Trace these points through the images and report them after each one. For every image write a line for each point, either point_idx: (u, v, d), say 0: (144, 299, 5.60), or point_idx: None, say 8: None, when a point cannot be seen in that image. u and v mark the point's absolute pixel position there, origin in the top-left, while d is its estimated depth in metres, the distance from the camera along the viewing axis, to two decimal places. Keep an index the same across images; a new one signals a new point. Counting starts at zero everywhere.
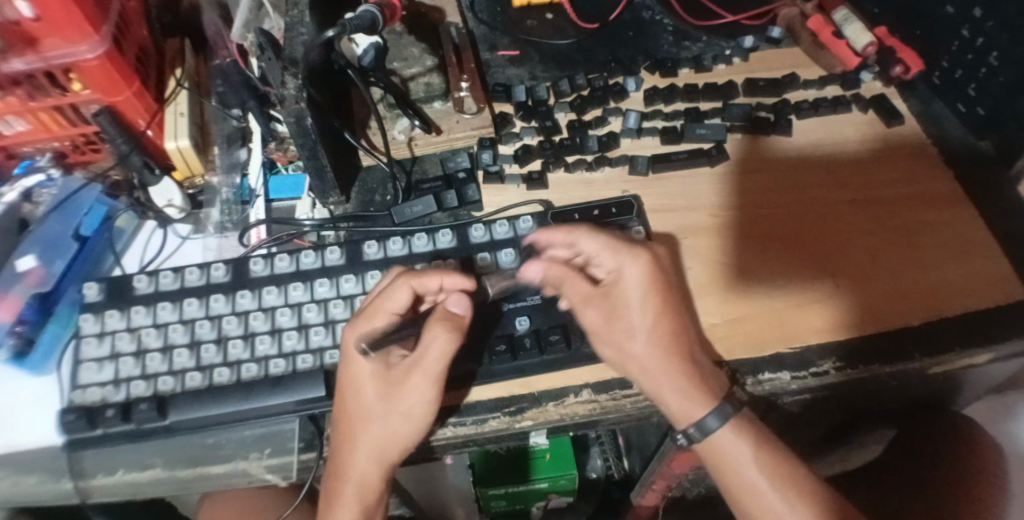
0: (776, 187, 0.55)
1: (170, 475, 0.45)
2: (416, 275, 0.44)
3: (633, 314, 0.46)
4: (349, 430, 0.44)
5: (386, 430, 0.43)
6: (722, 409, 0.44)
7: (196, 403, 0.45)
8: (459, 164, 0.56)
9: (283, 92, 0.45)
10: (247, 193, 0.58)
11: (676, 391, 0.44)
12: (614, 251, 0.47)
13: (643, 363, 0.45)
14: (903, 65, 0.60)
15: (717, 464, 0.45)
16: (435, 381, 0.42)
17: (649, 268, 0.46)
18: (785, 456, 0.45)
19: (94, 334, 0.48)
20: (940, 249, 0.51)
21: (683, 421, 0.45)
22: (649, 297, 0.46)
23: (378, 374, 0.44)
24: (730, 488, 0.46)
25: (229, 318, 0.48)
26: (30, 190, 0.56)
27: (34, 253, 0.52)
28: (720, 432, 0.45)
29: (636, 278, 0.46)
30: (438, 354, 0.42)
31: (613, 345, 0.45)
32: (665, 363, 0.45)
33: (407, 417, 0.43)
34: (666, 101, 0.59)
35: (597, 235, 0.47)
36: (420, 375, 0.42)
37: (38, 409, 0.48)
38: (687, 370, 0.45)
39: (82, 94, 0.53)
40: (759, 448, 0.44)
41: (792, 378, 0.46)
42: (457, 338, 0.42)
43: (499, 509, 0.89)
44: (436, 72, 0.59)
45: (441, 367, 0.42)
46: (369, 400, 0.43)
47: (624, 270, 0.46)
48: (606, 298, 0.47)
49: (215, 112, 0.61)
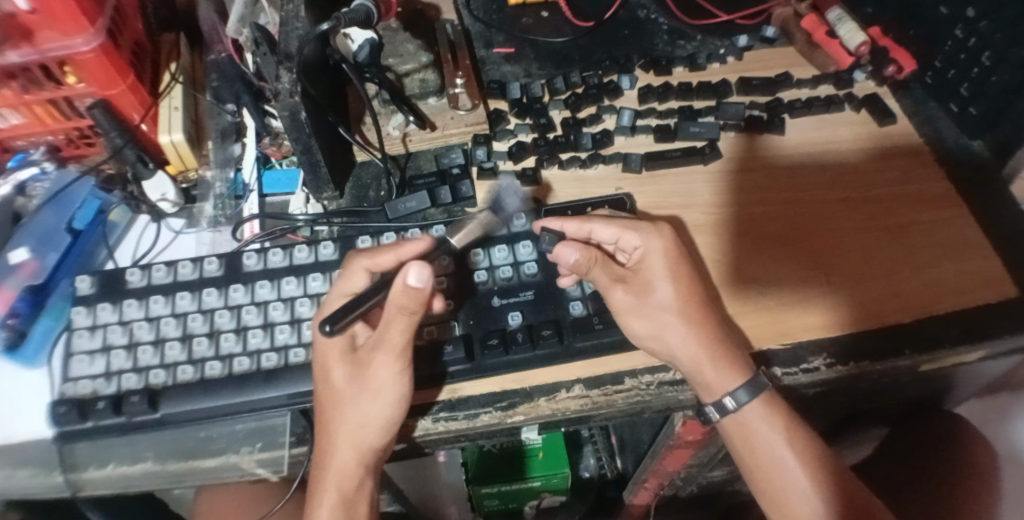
0: (772, 185, 0.56)
1: (162, 469, 0.45)
2: (371, 255, 0.45)
3: (662, 285, 0.47)
4: (337, 425, 0.43)
5: (361, 420, 0.42)
6: (755, 382, 0.45)
7: (188, 396, 0.45)
8: (453, 161, 0.56)
9: (279, 86, 0.46)
10: (241, 188, 0.58)
11: (711, 360, 0.45)
12: (635, 230, 0.48)
13: (668, 336, 0.45)
14: (896, 65, 0.60)
15: (744, 442, 0.47)
16: (398, 354, 0.42)
17: (672, 242, 0.48)
18: (807, 439, 0.47)
19: (86, 327, 0.48)
20: (934, 249, 0.52)
21: (717, 392, 0.45)
22: (676, 267, 0.47)
23: (346, 359, 0.44)
24: (752, 469, 0.47)
25: (221, 312, 0.48)
26: (24, 183, 0.56)
27: (28, 246, 0.52)
28: (751, 411, 0.46)
29: (660, 251, 0.47)
30: (397, 329, 0.41)
31: (647, 321, 0.46)
32: (693, 339, 0.45)
33: (383, 400, 0.42)
34: (660, 99, 0.59)
35: (612, 220, 0.49)
36: (381, 352, 0.42)
37: (31, 401, 0.49)
38: (689, 357, 0.45)
39: (77, 87, 0.53)
40: (789, 429, 0.46)
41: (782, 374, 0.47)
42: (416, 311, 0.40)
43: (493, 508, 0.89)
44: (432, 69, 0.57)
45: (404, 340, 0.41)
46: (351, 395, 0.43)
47: (648, 245, 0.47)
48: (635, 276, 0.48)
49: (210, 108, 0.61)
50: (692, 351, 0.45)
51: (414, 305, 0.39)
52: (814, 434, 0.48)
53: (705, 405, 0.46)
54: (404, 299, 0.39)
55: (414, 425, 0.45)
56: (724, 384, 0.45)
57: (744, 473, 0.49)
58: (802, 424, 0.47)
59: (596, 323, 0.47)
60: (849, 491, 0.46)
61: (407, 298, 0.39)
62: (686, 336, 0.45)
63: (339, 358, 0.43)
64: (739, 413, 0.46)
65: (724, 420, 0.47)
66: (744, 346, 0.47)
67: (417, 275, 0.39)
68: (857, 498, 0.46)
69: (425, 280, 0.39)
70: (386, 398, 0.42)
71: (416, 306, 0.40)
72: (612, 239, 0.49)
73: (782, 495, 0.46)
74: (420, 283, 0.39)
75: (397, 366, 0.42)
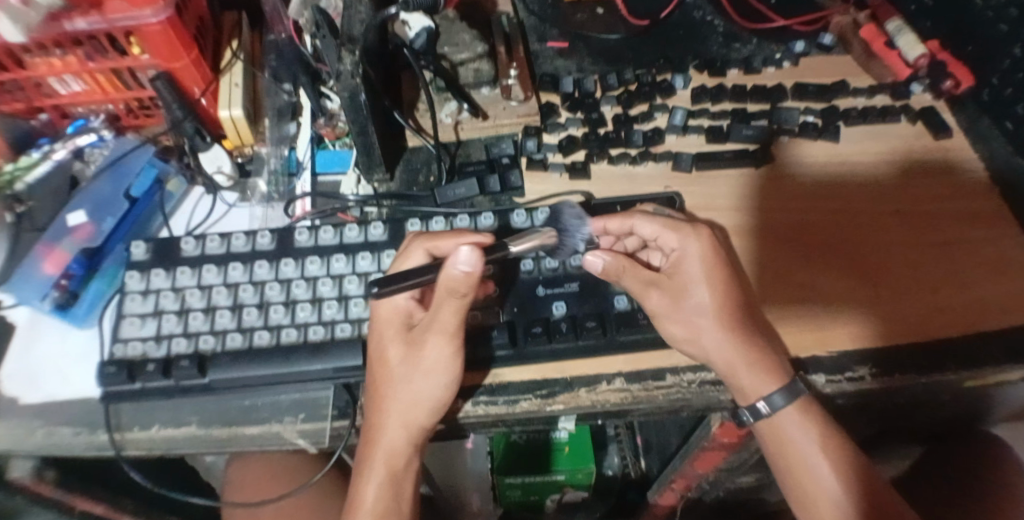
0: (821, 192, 0.55)
1: (206, 434, 0.46)
2: (432, 238, 0.46)
3: (697, 289, 0.46)
4: (382, 398, 0.44)
5: (411, 395, 0.43)
6: (792, 387, 0.45)
7: (236, 363, 0.46)
8: (503, 150, 0.56)
9: (339, 67, 0.46)
10: (295, 165, 0.59)
11: (746, 363, 0.45)
12: (674, 230, 0.48)
13: (705, 340, 0.45)
14: (952, 80, 0.59)
15: (778, 444, 0.46)
16: (450, 336, 0.42)
17: (710, 245, 0.47)
18: (842, 445, 0.46)
19: (138, 291, 0.50)
20: (983, 268, 0.51)
21: (751, 396, 0.45)
22: (712, 271, 0.47)
23: (402, 336, 0.44)
24: (786, 472, 0.47)
25: (271, 285, 0.49)
26: (82, 149, 0.58)
27: (86, 210, 0.54)
28: (786, 416, 0.45)
29: (698, 255, 0.47)
30: (449, 310, 0.41)
31: (683, 324, 0.45)
32: (727, 343, 0.45)
33: (432, 378, 0.43)
34: (713, 100, 0.59)
35: (655, 217, 0.48)
36: (434, 332, 0.42)
37: (79, 360, 0.50)
38: (736, 356, 0.45)
39: (141, 58, 0.54)
40: (822, 433, 0.46)
41: (826, 383, 0.46)
42: (466, 294, 0.40)
43: (514, 500, 0.89)
44: (486, 59, 0.58)
45: (457, 322, 0.41)
46: (401, 373, 0.43)
47: (685, 248, 0.47)
48: (670, 280, 0.47)
49: (268, 86, 0.62)
50: (733, 351, 0.45)
51: (465, 288, 0.39)
52: (849, 440, 0.47)
53: (741, 409, 0.46)
54: (455, 282, 0.39)
55: (452, 407, 0.46)
56: (759, 387, 0.44)
57: (776, 476, 0.49)
58: (837, 429, 0.47)
59: (641, 318, 0.47)
60: (883, 500, 0.45)
61: (457, 282, 0.39)
62: (718, 343, 0.45)
63: (396, 336, 0.44)
64: (771, 417, 0.45)
65: (758, 423, 0.47)
66: (783, 353, 0.47)
67: (464, 259, 0.38)
68: (886, 502, 0.45)
69: (475, 266, 0.38)
70: (431, 372, 0.43)
71: (466, 290, 0.39)
72: (652, 237, 0.49)
73: (811, 498, 0.46)
74: (470, 268, 0.38)
75: (449, 343, 0.42)
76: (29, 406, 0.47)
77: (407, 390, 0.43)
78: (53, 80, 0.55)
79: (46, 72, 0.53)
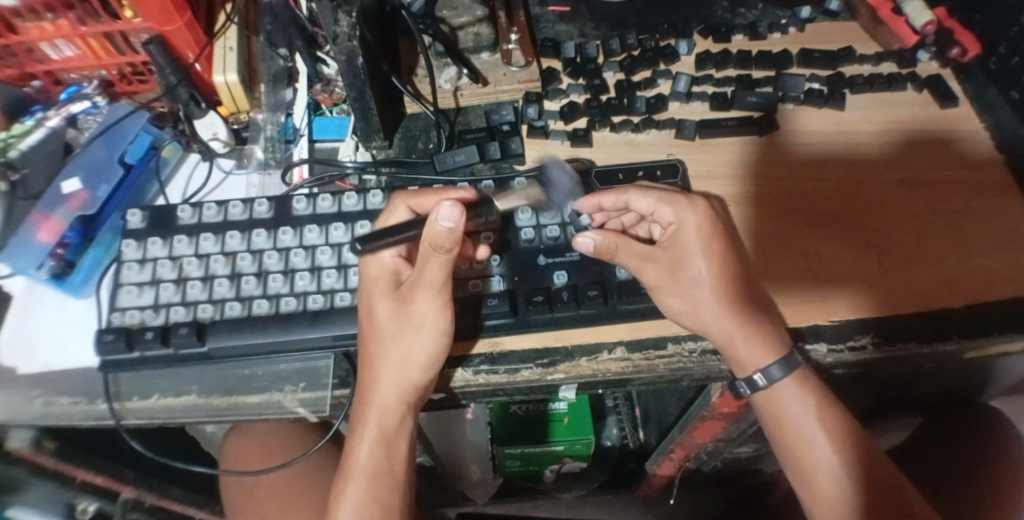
0: (827, 162, 0.54)
1: (205, 402, 0.46)
2: (413, 195, 0.46)
3: (697, 261, 0.46)
4: (374, 359, 0.43)
5: (402, 350, 0.43)
6: (789, 359, 0.45)
7: (235, 331, 0.46)
8: (503, 117, 0.55)
9: (336, 29, 0.45)
10: (291, 132, 0.58)
11: (745, 334, 0.45)
12: (669, 204, 0.47)
13: (701, 314, 0.45)
14: (960, 47, 0.57)
15: (776, 416, 0.46)
16: (439, 289, 0.42)
17: (706, 217, 0.46)
18: (841, 417, 0.46)
19: (135, 260, 0.49)
20: (986, 238, 0.50)
21: (749, 368, 0.45)
22: (711, 244, 0.46)
23: (390, 294, 0.44)
24: (784, 443, 0.47)
25: (269, 253, 0.48)
26: (75, 116, 0.57)
27: (79, 177, 0.53)
28: (784, 388, 0.45)
29: (694, 226, 0.46)
30: (435, 265, 0.41)
31: (682, 297, 0.45)
32: (724, 314, 0.45)
33: (423, 332, 0.43)
34: (717, 67, 0.58)
35: (649, 191, 0.48)
36: (420, 287, 0.42)
37: (79, 328, 0.49)
38: (740, 322, 0.45)
39: (133, 22, 0.52)
40: (821, 404, 0.46)
41: (813, 350, 0.46)
42: (450, 250, 0.39)
43: (513, 470, 0.90)
44: (486, 23, 0.56)
45: (444, 276, 0.41)
46: (393, 331, 0.43)
47: (681, 220, 0.47)
48: (668, 252, 0.47)
49: (262, 51, 0.61)
50: (732, 317, 0.45)
51: (447, 244, 0.39)
52: (848, 414, 0.47)
53: (738, 381, 0.46)
54: (438, 239, 0.38)
55: (453, 376, 0.46)
56: (759, 358, 0.44)
57: (773, 445, 0.49)
58: (836, 404, 0.47)
59: (642, 287, 0.47)
60: (882, 469, 0.46)
61: (441, 238, 0.38)
62: (716, 316, 0.45)
63: (384, 293, 0.44)
64: (771, 390, 0.45)
65: (755, 395, 0.47)
66: (782, 323, 0.47)
67: (446, 216, 0.38)
68: (882, 474, 0.46)
69: (457, 222, 0.38)
70: (419, 325, 0.43)
71: (450, 245, 0.39)
72: (647, 211, 0.48)
73: (812, 474, 0.46)
74: (452, 224, 0.38)
75: (438, 296, 0.42)
76: (27, 376, 0.47)
77: (396, 348, 0.43)
78: (45, 45, 0.53)
79: (37, 37, 0.52)
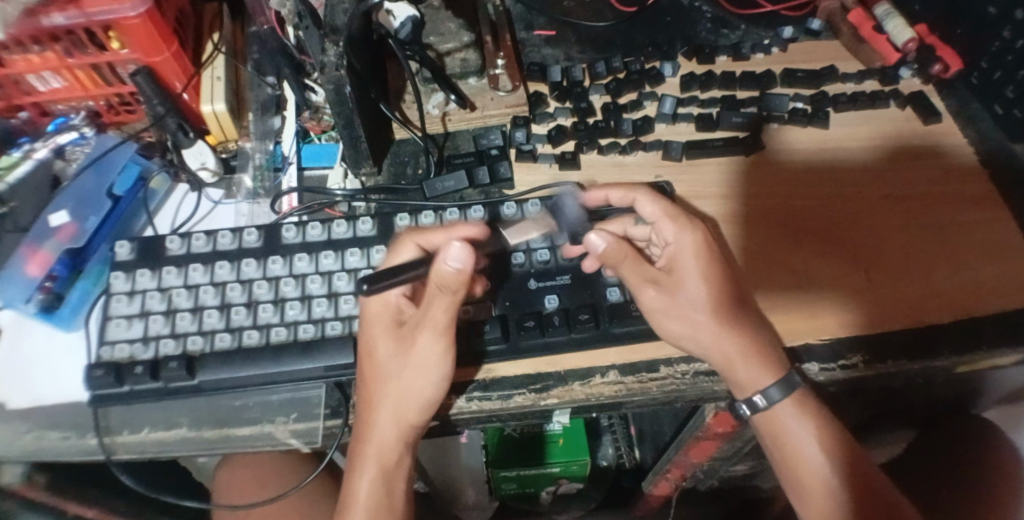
0: (812, 180, 0.55)
1: (196, 436, 0.46)
2: (421, 232, 0.46)
3: (695, 284, 0.46)
4: (371, 391, 0.43)
5: (404, 389, 0.43)
6: (788, 380, 0.45)
7: (226, 364, 0.46)
8: (491, 142, 0.56)
9: (324, 59, 0.45)
10: (280, 160, 0.58)
11: (743, 358, 0.45)
12: (672, 222, 0.47)
13: (699, 336, 0.45)
14: (942, 63, 0.58)
15: (775, 436, 0.47)
16: (441, 332, 0.42)
17: (705, 238, 0.47)
18: (841, 436, 0.47)
19: (124, 292, 0.49)
20: (971, 252, 0.51)
21: (747, 390, 0.45)
22: (708, 266, 0.46)
23: (391, 333, 0.44)
24: (785, 463, 0.47)
25: (259, 283, 0.48)
26: (63, 147, 0.57)
27: (68, 210, 0.53)
28: (783, 408, 0.45)
29: (691, 248, 0.46)
30: (441, 307, 0.41)
31: (681, 321, 0.45)
32: (718, 338, 0.45)
33: (423, 372, 0.42)
34: (702, 88, 0.59)
35: (658, 200, 0.48)
36: (426, 329, 0.42)
37: (66, 362, 0.49)
38: (735, 341, 0.45)
39: (121, 53, 0.53)
40: (820, 424, 0.46)
41: (819, 370, 0.47)
42: (456, 291, 0.40)
43: (507, 492, 0.90)
44: (472, 49, 0.58)
45: (447, 319, 0.41)
46: (388, 364, 0.43)
47: (680, 242, 0.47)
48: (668, 276, 0.47)
49: (251, 79, 0.61)
50: (728, 337, 0.45)
51: (455, 285, 0.39)
52: (847, 433, 0.47)
53: (738, 402, 0.46)
54: (446, 278, 0.39)
55: (446, 404, 0.45)
56: (760, 379, 0.44)
57: (773, 465, 0.49)
58: (835, 424, 0.47)
59: (634, 310, 0.47)
60: (884, 491, 0.46)
61: (448, 278, 0.39)
62: (715, 338, 0.45)
63: (385, 331, 0.44)
64: (770, 410, 0.45)
65: (755, 416, 0.47)
66: (777, 339, 0.47)
67: (455, 256, 0.39)
68: (883, 495, 0.45)
69: (465, 262, 0.39)
70: (421, 366, 0.42)
71: (456, 286, 0.40)
72: (651, 220, 0.48)
73: (811, 494, 0.46)
74: (460, 264, 0.39)
75: (441, 339, 0.42)
76: (17, 410, 0.47)
77: (391, 384, 0.43)
78: (32, 77, 0.53)
79: (25, 69, 0.52)
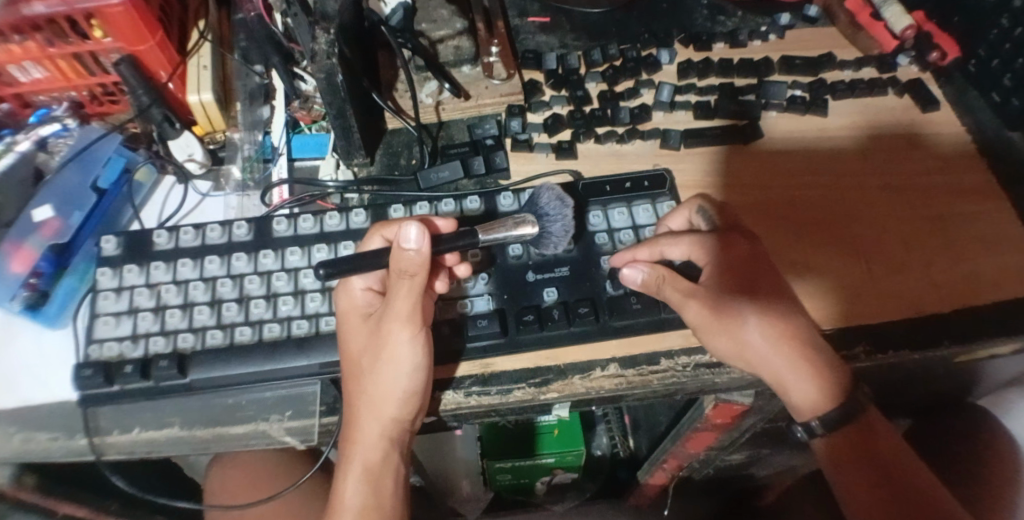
0: (808, 168, 0.54)
1: (189, 435, 0.44)
2: (387, 224, 0.45)
3: (714, 281, 0.46)
4: (353, 387, 0.43)
5: (378, 385, 0.42)
6: (809, 373, 0.43)
7: (216, 361, 0.44)
8: (487, 131, 0.55)
9: (314, 47, 0.44)
10: (270, 151, 0.57)
11: (790, 366, 0.43)
12: (702, 248, 0.47)
13: (706, 327, 0.44)
14: (940, 51, 0.58)
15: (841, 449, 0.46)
16: (407, 319, 0.41)
17: (727, 244, 0.46)
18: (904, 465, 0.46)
19: (111, 289, 0.47)
20: (966, 240, 0.51)
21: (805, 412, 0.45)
22: (728, 265, 0.46)
23: (362, 327, 0.44)
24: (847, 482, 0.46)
25: (251, 278, 0.47)
26: (45, 139, 0.55)
27: (52, 205, 0.52)
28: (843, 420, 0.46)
29: (722, 264, 0.46)
30: (402, 294, 0.41)
31: (687, 309, 0.44)
32: (716, 331, 0.44)
33: (396, 367, 0.42)
34: (699, 76, 0.58)
35: (680, 238, 0.47)
36: (392, 319, 0.42)
37: (54, 361, 0.48)
38: (730, 328, 0.44)
39: (103, 42, 0.51)
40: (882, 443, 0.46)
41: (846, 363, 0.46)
42: (416, 275, 0.40)
43: (504, 483, 0.89)
44: (465, 35, 0.58)
45: (411, 305, 0.41)
46: (367, 360, 0.43)
47: (712, 264, 0.46)
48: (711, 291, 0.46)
49: (238, 68, 0.60)
50: (728, 330, 0.44)
51: (414, 268, 0.40)
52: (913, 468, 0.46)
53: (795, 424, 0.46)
54: (405, 263, 0.40)
55: (442, 399, 0.45)
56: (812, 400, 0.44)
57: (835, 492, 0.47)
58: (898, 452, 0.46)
59: (634, 303, 0.46)
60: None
61: (408, 261, 0.40)
62: (727, 328, 0.44)
63: (357, 326, 0.44)
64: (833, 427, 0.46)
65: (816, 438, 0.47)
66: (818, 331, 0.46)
67: (411, 238, 0.40)
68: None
69: (422, 243, 0.40)
70: (396, 362, 0.42)
71: (416, 270, 0.40)
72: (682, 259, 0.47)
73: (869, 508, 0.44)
74: (417, 246, 0.40)
75: (406, 328, 0.42)
76: (3, 412, 0.45)
77: (368, 382, 0.43)
78: (12, 68, 0.51)
79: (4, 59, 0.50)
